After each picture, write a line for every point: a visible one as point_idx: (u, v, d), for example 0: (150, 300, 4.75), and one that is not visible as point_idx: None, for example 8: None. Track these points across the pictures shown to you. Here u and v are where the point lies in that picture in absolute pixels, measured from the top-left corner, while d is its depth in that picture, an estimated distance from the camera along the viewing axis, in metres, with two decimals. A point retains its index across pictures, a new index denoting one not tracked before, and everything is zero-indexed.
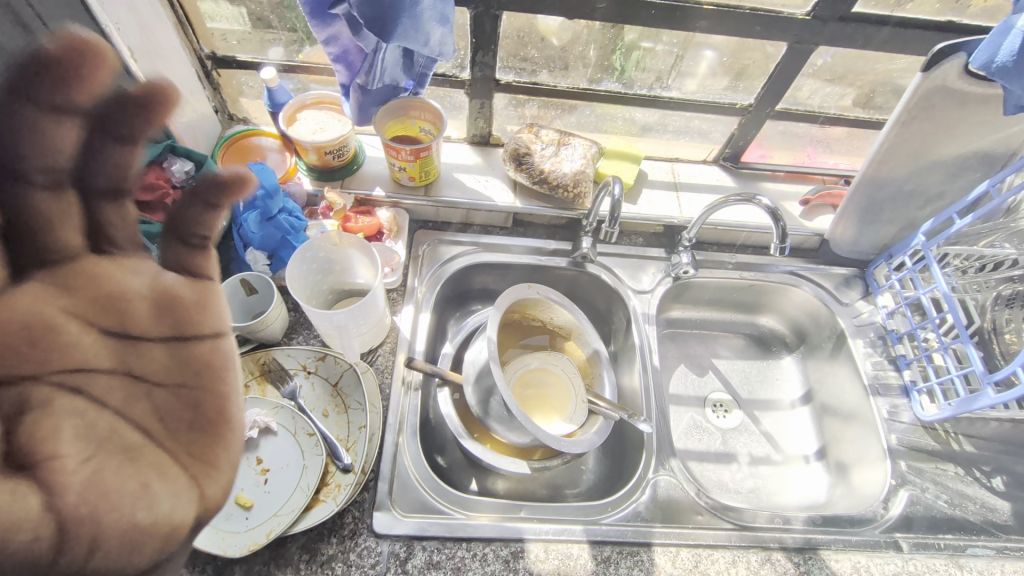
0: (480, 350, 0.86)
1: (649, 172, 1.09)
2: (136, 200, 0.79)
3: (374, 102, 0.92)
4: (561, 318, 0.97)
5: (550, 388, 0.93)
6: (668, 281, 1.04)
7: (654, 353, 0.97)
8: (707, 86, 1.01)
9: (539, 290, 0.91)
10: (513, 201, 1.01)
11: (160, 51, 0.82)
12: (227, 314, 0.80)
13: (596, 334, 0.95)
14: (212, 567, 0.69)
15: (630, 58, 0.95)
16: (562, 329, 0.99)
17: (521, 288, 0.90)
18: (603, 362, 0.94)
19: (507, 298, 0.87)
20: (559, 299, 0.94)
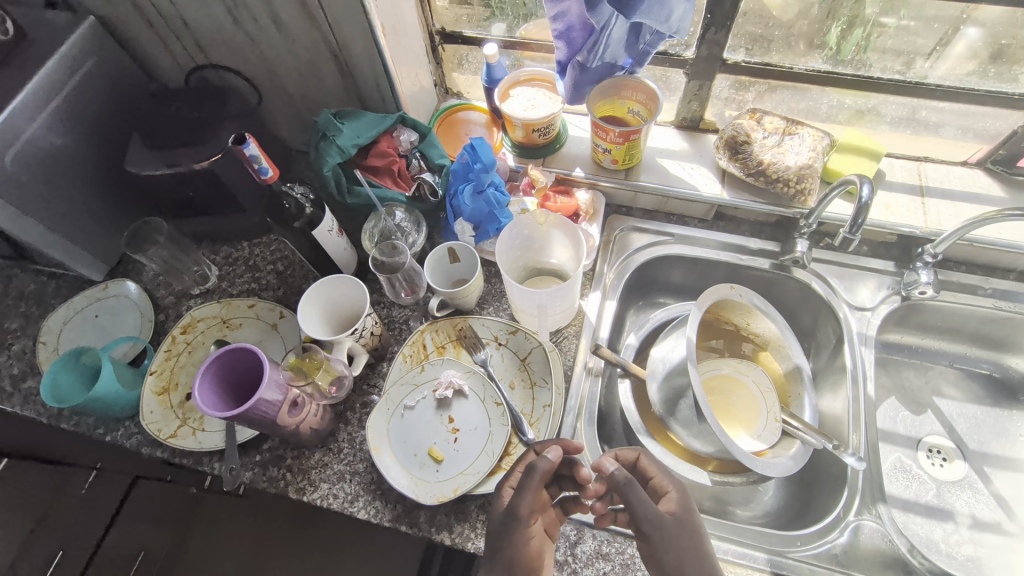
0: (672, 348, 0.82)
1: (888, 172, 0.93)
2: (370, 166, 0.87)
3: (589, 81, 0.90)
4: (760, 326, 0.89)
5: (739, 400, 0.87)
6: (895, 300, 0.90)
7: (869, 380, 0.85)
8: (954, 72, 0.84)
9: (742, 293, 0.84)
10: (720, 192, 0.93)
11: (402, 27, 0.89)
12: (434, 277, 0.86)
13: (800, 348, 0.86)
14: (402, 507, 0.75)
15: (847, 42, 0.84)
16: (758, 338, 0.91)
17: (723, 288, 0.84)
18: (805, 380, 0.84)
19: (709, 297, 0.81)
20: (762, 305, 0.86)
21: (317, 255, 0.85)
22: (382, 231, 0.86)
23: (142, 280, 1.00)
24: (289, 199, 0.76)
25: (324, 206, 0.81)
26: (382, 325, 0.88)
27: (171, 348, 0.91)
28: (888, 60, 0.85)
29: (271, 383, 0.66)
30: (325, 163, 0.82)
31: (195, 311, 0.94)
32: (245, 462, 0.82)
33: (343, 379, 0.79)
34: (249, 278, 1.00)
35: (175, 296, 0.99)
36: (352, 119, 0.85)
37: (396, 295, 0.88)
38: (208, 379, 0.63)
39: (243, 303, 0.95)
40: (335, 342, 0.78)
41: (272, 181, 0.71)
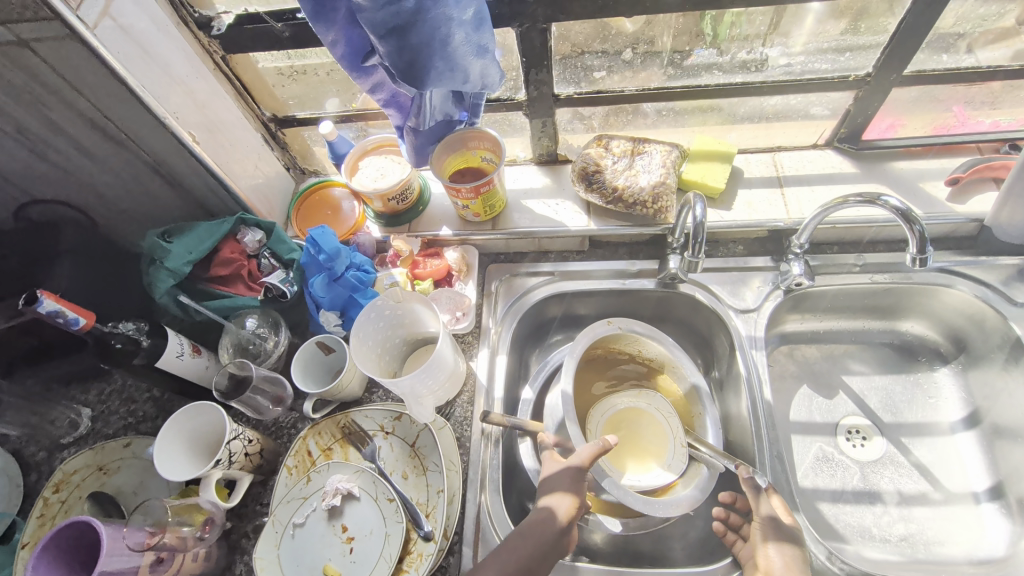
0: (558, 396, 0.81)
1: (746, 169, 0.93)
2: (215, 275, 0.82)
3: (428, 141, 0.86)
4: (653, 352, 0.87)
5: (644, 435, 0.83)
6: (778, 294, 0.89)
7: (765, 384, 0.84)
8: (820, 35, 0.84)
9: (621, 326, 0.84)
10: (587, 223, 0.92)
11: (221, 125, 0.85)
12: (307, 380, 0.80)
13: (693, 367, 0.84)
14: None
15: (722, 22, 0.82)
16: (657, 362, 0.89)
17: (600, 325, 0.83)
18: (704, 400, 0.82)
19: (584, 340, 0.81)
20: (646, 331, 0.85)
21: (177, 381, 0.79)
22: (239, 342, 0.82)
23: (6, 441, 0.92)
24: (117, 337, 0.71)
25: (165, 332, 0.75)
26: (264, 435, 0.82)
27: (43, 513, 0.81)
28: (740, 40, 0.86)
29: (116, 551, 0.60)
30: (159, 287, 0.77)
31: (64, 465, 0.84)
32: None
33: (216, 515, 0.72)
34: (124, 412, 0.93)
35: (46, 449, 0.92)
36: (185, 233, 0.80)
37: (261, 412, 0.80)
38: (41, 567, 0.57)
39: (117, 443, 0.88)
40: (202, 477, 0.72)
41: (90, 326, 0.67)
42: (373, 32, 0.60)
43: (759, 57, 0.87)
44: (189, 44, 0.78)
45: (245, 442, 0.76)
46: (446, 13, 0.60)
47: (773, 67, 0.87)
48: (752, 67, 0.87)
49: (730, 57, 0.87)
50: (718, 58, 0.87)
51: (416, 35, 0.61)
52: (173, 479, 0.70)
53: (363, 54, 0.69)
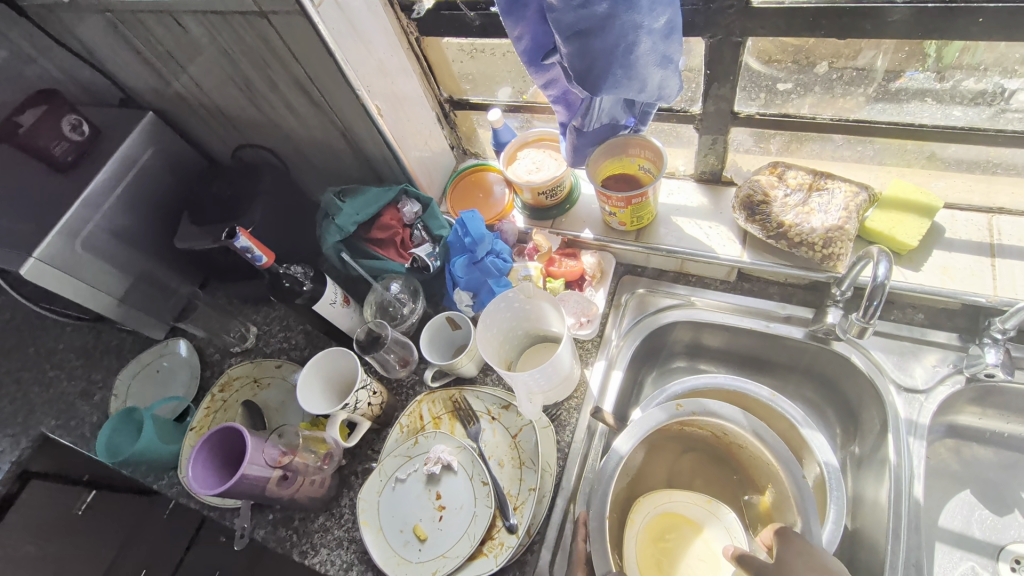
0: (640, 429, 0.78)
1: (949, 227, 0.79)
2: (373, 238, 0.90)
3: (590, 143, 0.85)
4: (739, 438, 0.80)
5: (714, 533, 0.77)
6: (958, 380, 0.76)
7: (919, 480, 0.72)
8: None
9: (691, 411, 0.78)
10: (740, 254, 0.85)
11: (404, 102, 0.92)
12: (432, 350, 0.86)
13: (792, 459, 0.74)
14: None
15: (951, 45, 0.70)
16: (745, 451, 0.82)
17: (665, 407, 0.78)
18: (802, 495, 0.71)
19: (643, 425, 0.77)
20: (730, 415, 0.79)
21: (326, 325, 0.89)
22: (380, 303, 0.90)
23: (193, 339, 1.11)
24: (287, 278, 0.81)
25: (325, 280, 0.84)
26: (387, 390, 0.90)
27: (209, 405, 0.99)
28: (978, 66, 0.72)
29: (255, 460, 0.70)
30: (327, 240, 0.88)
31: (230, 370, 1.01)
32: (259, 520, 0.87)
33: (334, 452, 0.82)
34: (281, 338, 1.08)
35: (219, 353, 1.09)
36: (357, 196, 0.90)
37: (389, 370, 0.87)
38: (202, 456, 0.69)
39: (272, 363, 1.02)
40: (331, 415, 0.81)
41: (269, 264, 0.77)
42: (560, 32, 0.60)
43: (987, 89, 0.73)
44: (391, 24, 0.85)
45: (371, 392, 0.84)
46: (637, 21, 0.58)
47: (1012, 102, 0.73)
48: (979, 97, 0.74)
49: (951, 85, 0.74)
50: (937, 84, 0.75)
51: (601, 41, 0.60)
52: (309, 410, 0.80)
53: (543, 51, 0.69)
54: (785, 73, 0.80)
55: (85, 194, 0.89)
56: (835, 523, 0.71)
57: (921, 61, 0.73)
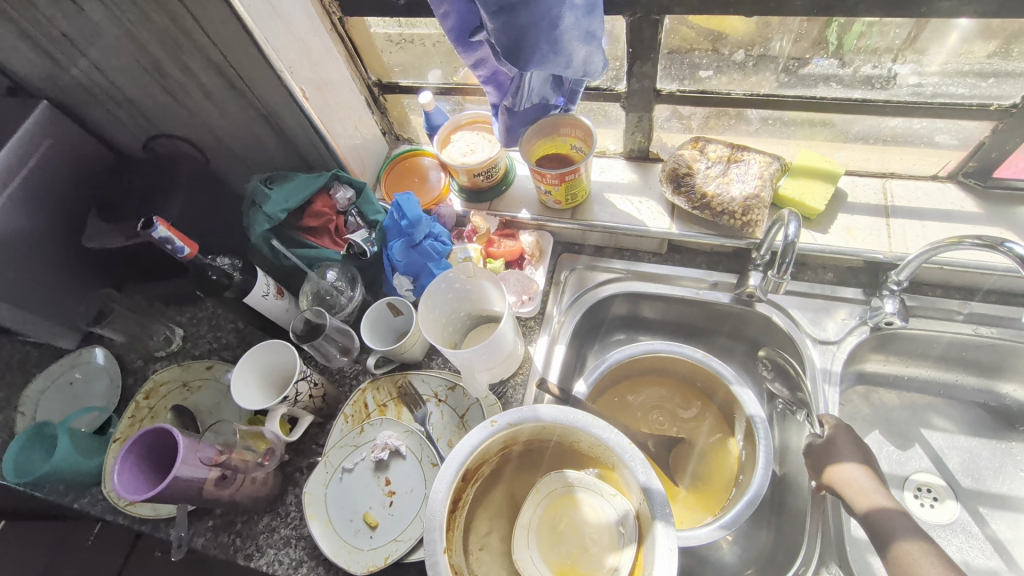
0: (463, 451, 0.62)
1: (851, 192, 0.87)
2: (306, 226, 0.87)
3: (522, 123, 0.86)
4: (572, 433, 0.64)
5: (591, 521, 0.63)
6: (863, 330, 0.84)
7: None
8: (963, 55, 0.75)
9: (508, 425, 0.62)
10: (669, 226, 0.89)
11: (330, 84, 0.90)
12: (374, 337, 0.84)
13: (619, 434, 0.61)
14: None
15: (851, 31, 0.76)
16: (584, 441, 0.65)
17: (477, 427, 0.63)
18: (648, 483, 0.58)
19: (456, 459, 0.61)
20: (551, 415, 0.63)
21: (261, 318, 0.86)
22: (316, 293, 0.88)
23: (111, 347, 1.03)
24: (214, 270, 0.77)
25: (255, 270, 0.81)
26: (328, 382, 0.87)
27: (134, 414, 0.91)
28: (873, 53, 0.78)
29: (189, 461, 0.67)
30: (255, 230, 0.84)
31: (155, 376, 0.94)
32: (198, 528, 0.82)
33: (276, 447, 0.78)
34: (210, 338, 1.02)
35: (142, 359, 1.02)
36: (285, 182, 0.87)
37: (329, 358, 0.85)
38: (128, 460, 0.64)
39: (202, 364, 0.96)
40: (270, 410, 0.79)
41: (192, 256, 0.74)
42: (485, 7, 0.60)
43: (884, 73, 0.79)
44: (311, 4, 0.82)
45: (311, 384, 0.81)
46: None
47: (901, 87, 0.79)
48: (874, 83, 0.80)
49: (853, 71, 0.80)
50: (840, 69, 0.81)
51: (526, 16, 0.61)
52: (247, 406, 0.76)
53: (469, 29, 0.70)
54: (706, 60, 0.84)
55: None
56: (761, 469, 0.76)
57: (825, 49, 0.79)
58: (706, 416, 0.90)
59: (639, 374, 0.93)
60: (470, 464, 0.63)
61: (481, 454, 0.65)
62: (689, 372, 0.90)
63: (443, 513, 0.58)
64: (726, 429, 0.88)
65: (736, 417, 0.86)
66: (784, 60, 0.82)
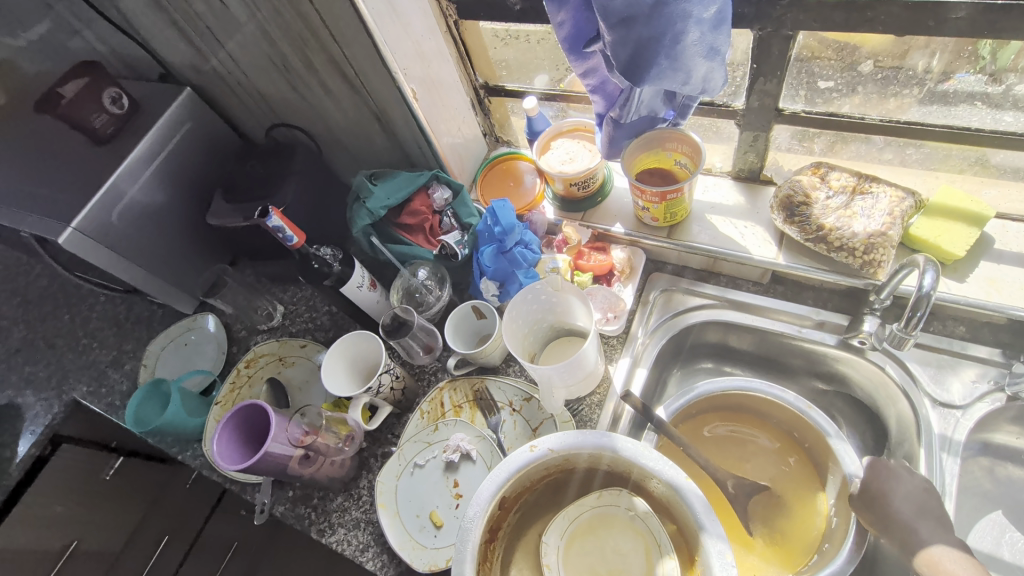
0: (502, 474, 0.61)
1: (999, 238, 0.77)
2: (403, 223, 0.90)
3: (627, 136, 0.83)
4: (622, 463, 0.62)
5: (632, 543, 0.63)
6: (998, 398, 0.73)
7: (949, 496, 0.70)
8: None
9: (548, 449, 0.61)
10: (776, 256, 0.83)
11: (439, 85, 0.92)
12: (456, 338, 0.85)
13: (671, 465, 0.58)
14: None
15: (1006, 47, 0.68)
16: (635, 471, 0.63)
17: (517, 451, 0.62)
18: (704, 521, 0.55)
19: (494, 481, 0.60)
20: (598, 442, 0.61)
21: (353, 307, 0.89)
22: (406, 288, 0.90)
23: (221, 315, 1.11)
24: (316, 260, 0.81)
25: (354, 263, 0.84)
26: (409, 375, 0.89)
27: (235, 380, 0.99)
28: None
29: (278, 439, 0.71)
30: (356, 223, 0.88)
31: (257, 347, 1.02)
32: (279, 496, 0.87)
33: (356, 434, 0.82)
34: (306, 318, 1.08)
35: (246, 330, 1.09)
36: (388, 180, 0.90)
37: (412, 354, 0.87)
38: (227, 432, 0.69)
39: (297, 342, 1.03)
40: (354, 398, 0.82)
41: (299, 245, 0.78)
42: (605, 20, 0.58)
43: None
44: (430, 6, 0.84)
45: (394, 377, 0.84)
46: (686, 10, 0.57)
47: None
48: None
49: (1005, 89, 0.72)
50: (988, 87, 0.73)
51: (647, 29, 0.58)
52: (333, 391, 0.80)
53: (584, 38, 0.68)
54: (828, 70, 0.78)
55: (124, 167, 0.89)
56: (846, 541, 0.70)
57: (974, 63, 0.71)
58: (795, 464, 0.84)
59: (727, 407, 0.88)
60: (507, 489, 0.62)
61: (520, 478, 0.64)
62: (784, 418, 0.83)
63: (476, 537, 0.58)
64: (816, 483, 0.81)
65: (829, 472, 0.79)
66: (932, 75, 0.74)
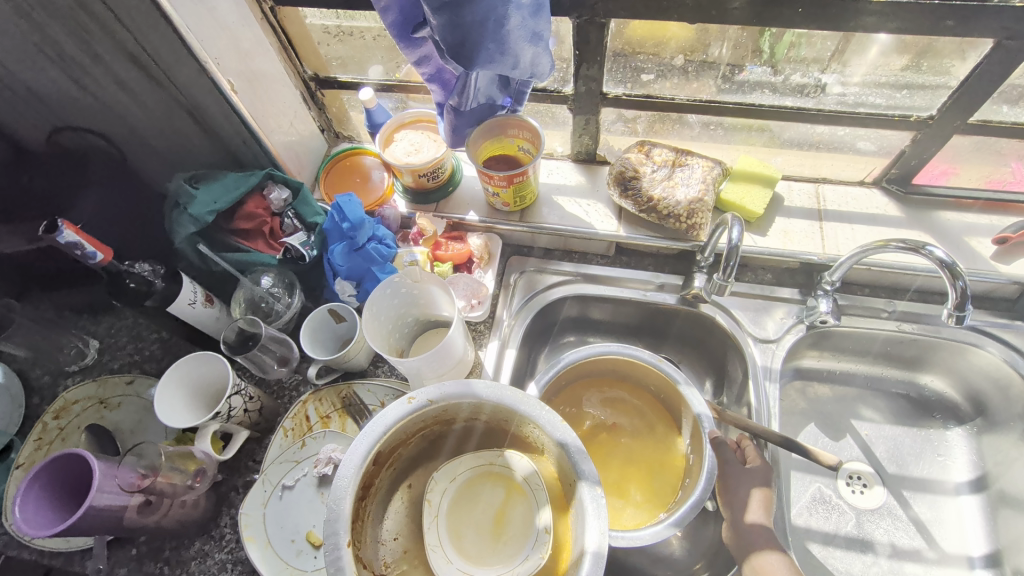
0: (377, 427, 0.59)
1: (787, 196, 0.92)
2: (238, 229, 0.82)
3: (468, 124, 0.84)
4: (501, 411, 0.63)
5: (507, 488, 0.65)
6: (800, 329, 0.87)
7: (774, 418, 0.82)
8: (880, 68, 0.79)
9: (426, 400, 0.60)
10: (617, 229, 0.90)
11: (261, 77, 0.84)
12: (315, 346, 0.80)
13: (549, 412, 0.59)
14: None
15: (781, 43, 0.79)
16: (512, 420, 0.64)
17: (394, 405, 0.60)
18: (578, 459, 0.57)
19: (368, 436, 0.58)
20: (475, 391, 0.61)
21: (187, 327, 0.79)
22: (250, 299, 0.83)
23: (12, 363, 0.92)
24: (132, 277, 0.70)
25: (181, 277, 0.74)
26: (266, 394, 0.82)
27: (42, 436, 0.81)
28: (801, 63, 0.82)
29: (107, 488, 0.60)
30: (178, 233, 0.77)
31: (68, 393, 0.84)
32: (119, 558, 0.74)
33: (208, 467, 0.73)
34: (131, 350, 0.93)
35: (50, 375, 0.91)
36: (213, 181, 0.80)
37: (265, 370, 0.80)
38: (32, 498, 0.57)
39: (121, 379, 0.88)
40: (200, 427, 0.73)
41: (106, 262, 0.67)
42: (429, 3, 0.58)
43: (811, 81, 0.84)
44: None
45: (246, 398, 0.76)
46: None
47: (827, 95, 0.84)
48: (806, 91, 0.85)
49: (784, 79, 0.84)
50: (773, 76, 0.84)
51: (470, 13, 0.59)
52: (171, 424, 0.70)
53: (412, 24, 0.67)
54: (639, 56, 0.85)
55: None
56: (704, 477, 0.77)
57: (758, 56, 0.82)
58: (658, 422, 0.91)
59: (593, 380, 0.94)
60: (384, 444, 0.61)
61: (399, 432, 0.62)
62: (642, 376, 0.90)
63: (347, 501, 0.55)
64: (674, 428, 0.89)
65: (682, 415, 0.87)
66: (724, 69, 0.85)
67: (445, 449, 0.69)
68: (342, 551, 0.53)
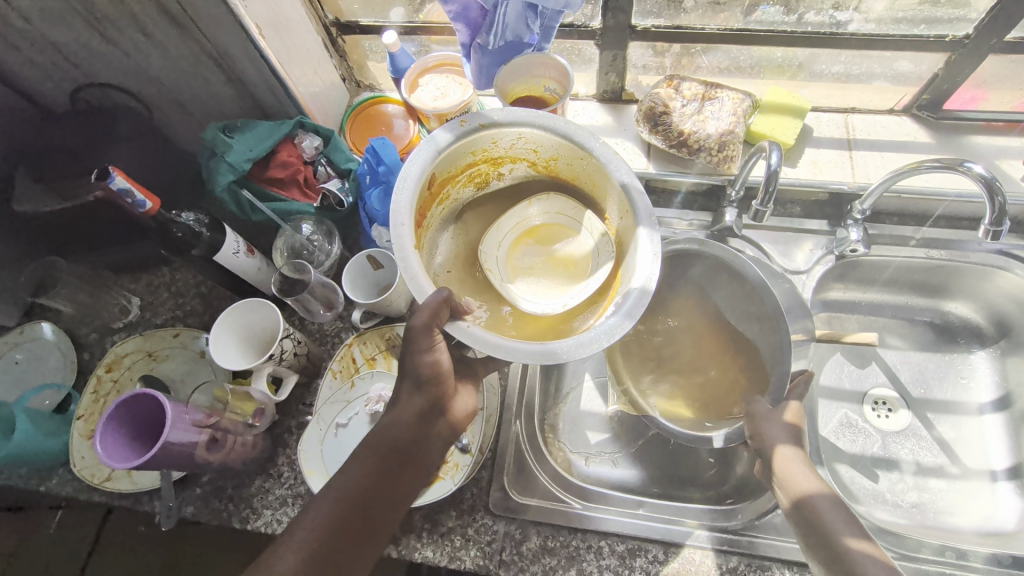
0: (424, 152, 0.66)
1: (816, 127, 0.92)
2: (272, 177, 0.83)
3: (495, 62, 0.83)
4: (553, 148, 0.71)
5: (554, 228, 0.76)
6: (829, 260, 0.88)
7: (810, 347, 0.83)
8: (895, 4, 0.79)
9: (479, 124, 0.67)
10: (647, 166, 0.92)
11: (285, 22, 0.83)
12: (356, 290, 0.82)
13: (604, 144, 0.67)
14: (458, 366, 0.68)
15: None
16: (562, 157, 0.72)
17: (449, 126, 0.67)
18: (632, 188, 0.66)
19: (423, 154, 0.66)
20: (527, 120, 0.68)
21: (230, 276, 0.80)
22: (291, 246, 0.84)
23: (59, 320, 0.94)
24: (180, 227, 0.70)
25: (223, 227, 0.75)
26: (311, 341, 0.85)
27: (97, 389, 0.85)
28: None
29: (179, 424, 0.63)
30: (218, 181, 0.79)
31: (117, 347, 0.88)
32: (185, 497, 0.78)
33: (266, 407, 0.77)
34: (172, 305, 0.95)
35: (97, 332, 0.93)
36: (246, 130, 0.82)
37: (312, 314, 0.83)
38: (110, 444, 0.60)
39: (167, 332, 0.90)
40: (254, 369, 0.75)
41: (154, 211, 0.68)
42: None
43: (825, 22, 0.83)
44: None
45: (296, 342, 0.78)
46: None
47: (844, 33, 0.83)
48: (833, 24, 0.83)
49: (797, 18, 0.84)
50: (786, 16, 0.84)
51: None
52: (229, 366, 0.73)
53: None
54: None
55: None
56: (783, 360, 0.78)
57: None
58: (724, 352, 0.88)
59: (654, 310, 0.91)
60: (439, 167, 0.68)
61: (452, 160, 0.70)
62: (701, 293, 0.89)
63: (407, 210, 0.63)
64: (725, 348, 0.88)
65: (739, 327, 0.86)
66: (745, 3, 0.82)
67: (495, 198, 0.79)
68: (409, 255, 0.62)
